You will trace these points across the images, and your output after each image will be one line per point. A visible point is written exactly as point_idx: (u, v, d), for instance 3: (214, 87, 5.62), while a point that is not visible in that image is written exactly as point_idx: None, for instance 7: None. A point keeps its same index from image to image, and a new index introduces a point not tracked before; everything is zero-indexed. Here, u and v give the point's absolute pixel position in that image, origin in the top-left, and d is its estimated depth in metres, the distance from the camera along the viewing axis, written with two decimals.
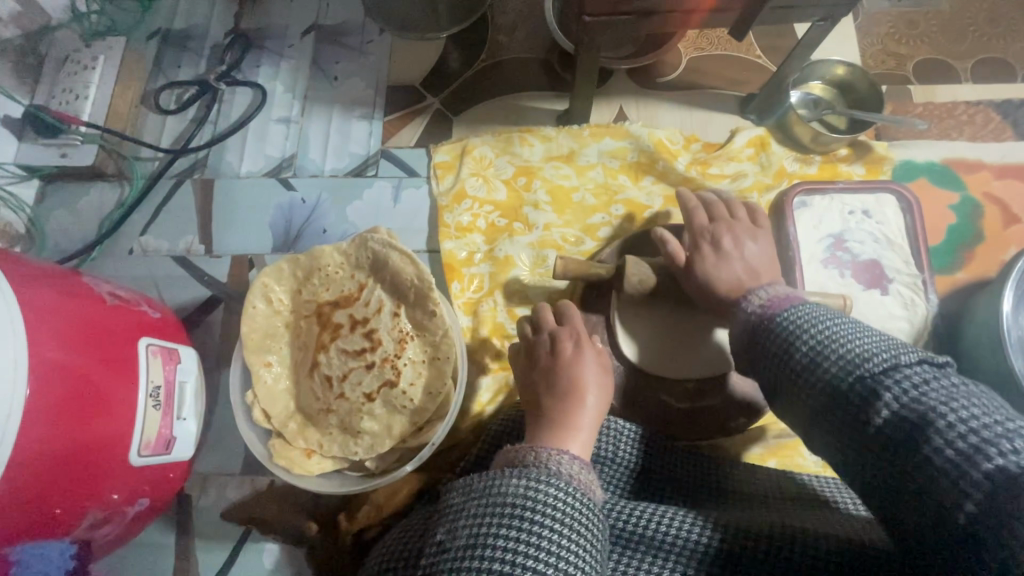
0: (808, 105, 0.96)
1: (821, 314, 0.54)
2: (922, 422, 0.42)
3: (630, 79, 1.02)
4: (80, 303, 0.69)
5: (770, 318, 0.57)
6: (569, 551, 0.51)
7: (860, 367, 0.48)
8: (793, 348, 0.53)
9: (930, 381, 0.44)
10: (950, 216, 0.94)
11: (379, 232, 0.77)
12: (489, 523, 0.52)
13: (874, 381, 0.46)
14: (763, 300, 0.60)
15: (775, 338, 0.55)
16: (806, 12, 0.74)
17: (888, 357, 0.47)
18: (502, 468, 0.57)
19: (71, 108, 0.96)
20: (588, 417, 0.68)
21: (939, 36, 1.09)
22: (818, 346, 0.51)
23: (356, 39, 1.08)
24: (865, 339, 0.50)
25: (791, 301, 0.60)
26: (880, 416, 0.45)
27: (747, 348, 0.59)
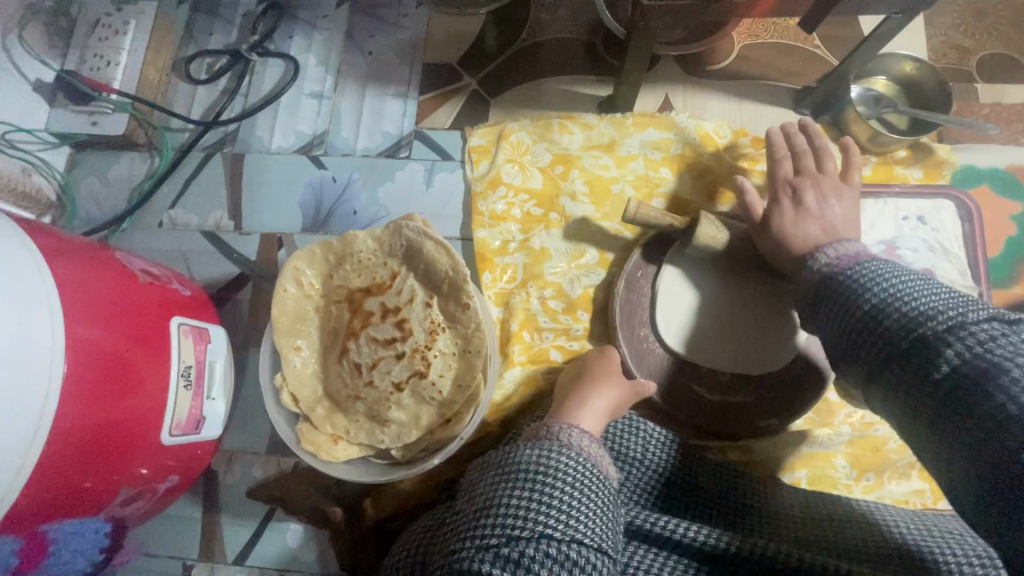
0: (868, 102, 0.90)
1: (891, 268, 0.53)
2: (986, 370, 0.41)
3: (678, 66, 0.97)
4: (112, 280, 0.67)
5: (846, 266, 0.56)
6: (576, 513, 0.54)
7: (922, 326, 0.46)
8: (865, 291, 0.52)
9: (1001, 338, 0.42)
10: (1011, 226, 0.89)
11: (415, 219, 0.75)
12: (501, 487, 0.57)
13: (937, 338, 0.44)
14: (837, 250, 0.60)
15: (848, 285, 0.54)
16: (883, 4, 0.68)
17: (950, 313, 0.45)
18: (519, 443, 0.63)
19: (102, 75, 0.94)
20: (602, 400, 0.71)
21: (1011, 31, 1.02)
22: (894, 295, 0.49)
23: (392, 11, 1.04)
24: (928, 299, 0.47)
25: (855, 251, 0.59)
26: (945, 359, 0.43)
27: (817, 288, 0.58)
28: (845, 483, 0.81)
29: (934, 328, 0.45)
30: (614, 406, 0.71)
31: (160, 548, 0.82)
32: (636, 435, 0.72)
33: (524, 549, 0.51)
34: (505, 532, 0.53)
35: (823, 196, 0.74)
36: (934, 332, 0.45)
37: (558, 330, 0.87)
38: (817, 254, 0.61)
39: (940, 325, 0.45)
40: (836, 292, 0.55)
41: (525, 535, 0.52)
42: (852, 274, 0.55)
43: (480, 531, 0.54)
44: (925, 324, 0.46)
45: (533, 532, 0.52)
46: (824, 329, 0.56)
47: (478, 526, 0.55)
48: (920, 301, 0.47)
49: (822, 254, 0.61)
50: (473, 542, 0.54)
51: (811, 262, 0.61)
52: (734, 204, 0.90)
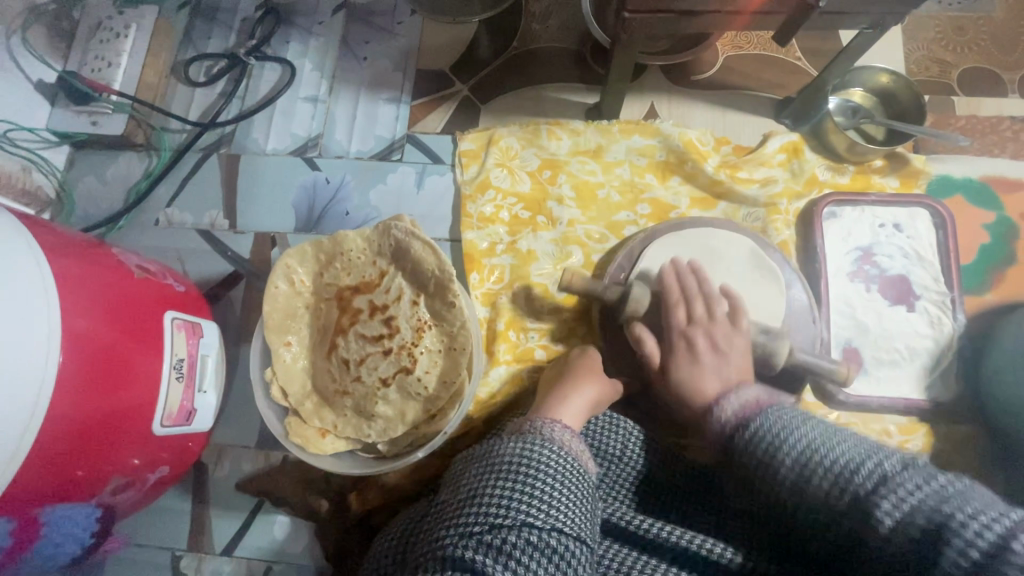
0: (847, 112, 0.93)
1: (795, 419, 0.55)
2: (935, 528, 0.41)
3: (663, 75, 1.00)
4: (108, 275, 0.69)
5: (745, 426, 0.57)
6: (556, 504, 0.56)
7: (852, 482, 0.47)
8: (781, 454, 0.52)
9: (923, 487, 0.43)
10: (984, 235, 0.92)
11: (403, 221, 0.77)
12: (487, 478, 0.59)
13: (867, 495, 0.45)
14: (733, 404, 0.61)
15: (760, 443, 0.55)
16: (855, 20, 0.71)
17: (874, 468, 0.46)
18: (504, 436, 0.66)
19: (102, 76, 0.96)
20: (581, 398, 0.73)
21: (988, 45, 1.05)
22: (802, 467, 0.51)
23: (387, 19, 1.07)
24: (845, 446, 0.50)
25: (754, 401, 0.60)
26: (885, 526, 0.43)
27: (728, 444, 0.59)
28: None
29: (857, 492, 0.46)
30: (592, 402, 0.73)
31: (148, 539, 0.83)
32: (615, 432, 0.73)
33: (506, 536, 0.53)
34: (489, 519, 0.55)
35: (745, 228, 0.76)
36: (855, 496, 0.46)
37: (543, 330, 0.89)
38: (717, 409, 0.62)
39: (864, 483, 0.46)
40: (748, 459, 0.56)
41: (507, 524, 0.54)
42: (751, 440, 0.56)
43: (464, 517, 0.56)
44: (848, 488, 0.47)
45: (516, 520, 0.54)
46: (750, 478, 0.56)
47: (462, 515, 0.57)
48: (835, 454, 0.49)
49: (721, 406, 0.62)
50: (456, 530, 0.56)
51: (712, 421, 0.62)
52: (716, 209, 0.93)
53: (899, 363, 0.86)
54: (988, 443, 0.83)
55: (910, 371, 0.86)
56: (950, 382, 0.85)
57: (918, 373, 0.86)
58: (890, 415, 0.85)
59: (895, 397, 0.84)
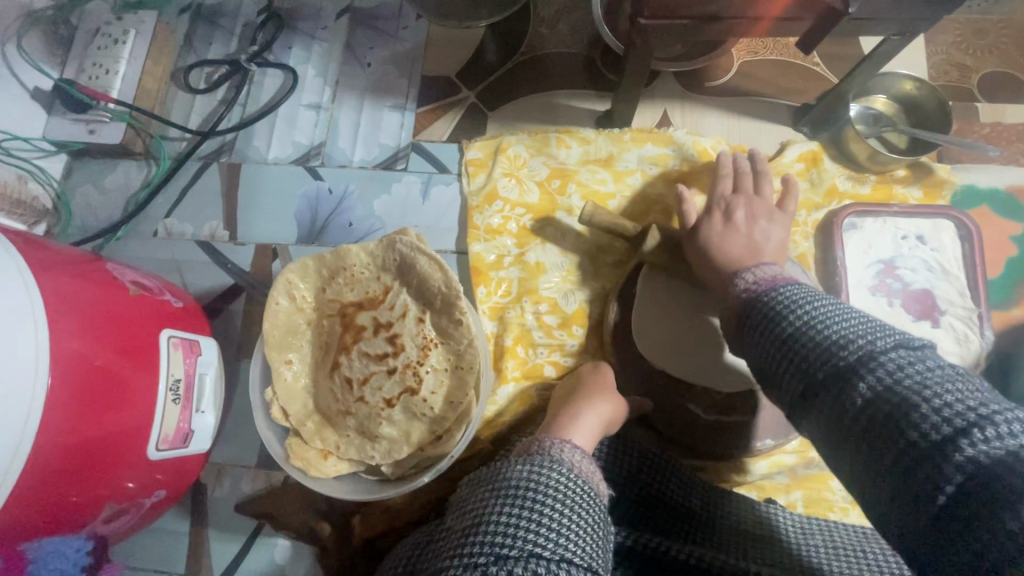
0: (867, 120, 0.90)
1: (814, 295, 0.50)
2: (901, 405, 0.39)
3: (677, 81, 0.97)
4: (102, 293, 0.67)
5: (768, 290, 0.55)
6: (566, 532, 0.53)
7: (838, 356, 0.44)
8: (785, 316, 0.50)
9: (909, 367, 0.40)
10: (1011, 248, 0.88)
11: (408, 234, 0.74)
12: (492, 506, 0.55)
13: (852, 366, 0.42)
14: (758, 276, 0.58)
15: (771, 309, 0.52)
16: (882, 26, 0.68)
17: (863, 344, 0.43)
18: (511, 459, 0.62)
19: (101, 83, 0.94)
20: (594, 418, 0.69)
21: (1013, 50, 1.01)
22: (801, 327, 0.48)
23: (392, 23, 1.04)
24: (844, 323, 0.46)
25: (779, 274, 0.57)
26: (861, 396, 0.41)
27: (744, 309, 0.55)
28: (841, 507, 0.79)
29: (846, 356, 0.43)
30: (604, 422, 0.70)
31: (145, 563, 0.81)
32: (628, 454, 0.70)
33: (512, 568, 0.49)
34: (494, 550, 0.51)
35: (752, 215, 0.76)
36: (845, 359, 0.43)
37: (552, 346, 0.86)
38: (741, 276, 0.60)
39: (855, 352, 0.43)
40: (760, 316, 0.53)
41: (513, 554, 0.50)
42: (772, 300, 0.52)
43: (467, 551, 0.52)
44: (841, 351, 0.44)
45: (522, 551, 0.50)
46: (753, 351, 0.53)
47: (466, 546, 0.53)
48: (832, 328, 0.46)
49: (741, 279, 0.59)
50: (460, 563, 0.52)
51: (735, 285, 0.60)
52: None
53: None
54: None
55: None
56: None
57: None
58: None
59: None
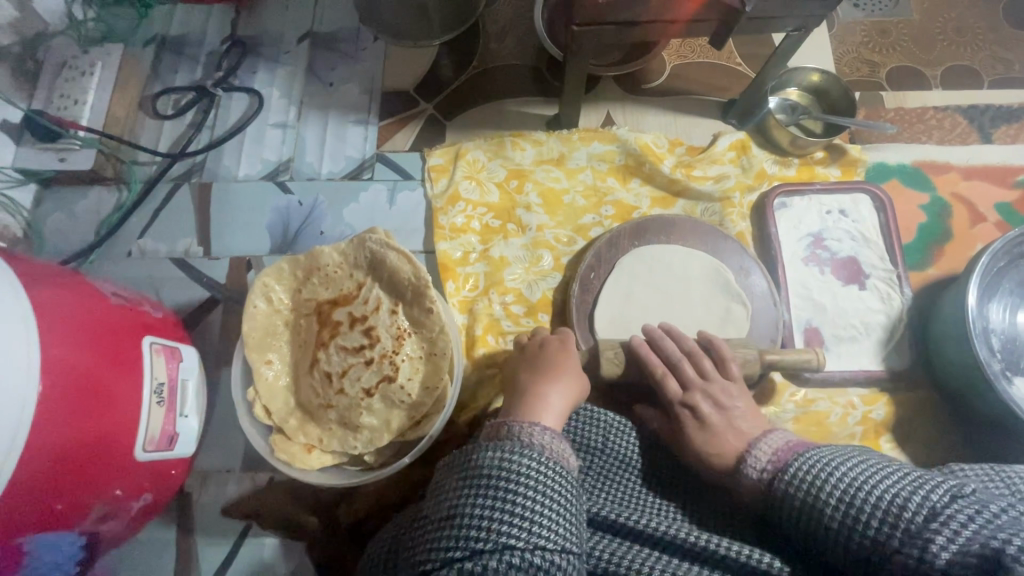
0: (786, 110, 1.01)
1: (832, 459, 0.59)
2: (988, 564, 0.43)
3: (617, 85, 1.06)
4: (83, 303, 0.70)
5: (781, 475, 0.61)
6: (540, 519, 0.56)
7: (890, 526, 0.51)
8: (822, 508, 0.56)
9: (973, 518, 0.46)
10: (922, 215, 0.99)
11: (377, 233, 0.80)
12: (465, 496, 0.57)
13: (918, 533, 0.48)
14: (763, 455, 0.65)
15: (800, 484, 0.59)
16: (782, 23, 0.78)
17: (922, 503, 0.50)
18: (480, 444, 0.63)
19: (69, 114, 0.99)
20: (561, 385, 0.72)
21: (909, 45, 1.15)
22: (850, 519, 0.54)
23: (351, 46, 1.11)
24: (886, 484, 0.53)
25: (786, 449, 0.64)
26: (941, 560, 0.46)
27: (766, 498, 0.62)
28: None
29: (908, 527, 0.49)
30: (569, 390, 0.72)
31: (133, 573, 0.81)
32: (597, 424, 0.75)
33: (488, 561, 0.53)
34: (471, 544, 0.54)
35: (716, 405, 0.73)
36: (907, 532, 0.49)
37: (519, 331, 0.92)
38: (748, 462, 0.65)
39: (914, 518, 0.49)
40: (789, 505, 0.59)
41: (489, 548, 0.53)
42: (793, 485, 0.59)
43: (445, 540, 0.55)
44: (899, 523, 0.50)
45: (497, 543, 0.54)
46: (788, 520, 0.59)
47: (443, 536, 0.56)
48: (877, 497, 0.53)
49: (753, 461, 0.65)
50: (437, 553, 0.55)
51: (745, 475, 0.65)
52: (675, 207, 0.98)
53: (857, 339, 0.92)
54: (944, 406, 0.89)
55: (867, 345, 0.91)
56: (904, 353, 0.90)
57: (874, 347, 0.91)
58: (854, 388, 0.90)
59: (855, 370, 0.90)
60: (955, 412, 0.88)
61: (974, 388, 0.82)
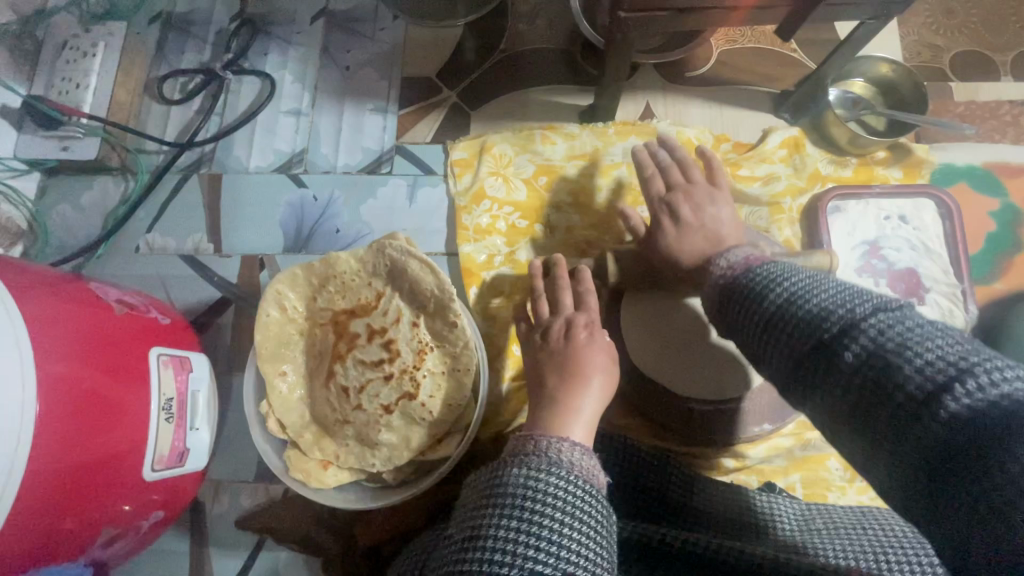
0: (846, 104, 0.92)
1: (784, 269, 0.50)
2: (884, 362, 0.39)
3: (657, 73, 0.97)
4: (84, 315, 0.65)
5: (745, 273, 0.53)
6: (570, 545, 0.50)
7: (821, 327, 0.43)
8: (767, 293, 0.48)
9: (888, 330, 0.40)
10: (991, 223, 0.91)
11: (398, 239, 0.74)
12: (486, 516, 0.52)
13: (841, 334, 0.41)
14: (735, 257, 0.58)
15: (749, 289, 0.51)
16: (857, 11, 0.69)
17: (845, 307, 0.42)
18: (503, 460, 0.58)
19: (71, 98, 0.94)
20: (589, 397, 0.65)
21: (980, 28, 1.03)
22: (790, 296, 0.46)
23: (368, 25, 1.02)
24: (828, 287, 0.45)
25: (746, 261, 0.55)
26: (849, 358, 0.40)
27: (721, 306, 0.54)
28: (839, 486, 0.81)
29: (837, 322, 0.42)
30: (601, 400, 0.65)
31: None
32: (618, 454, 0.70)
33: None
34: (493, 568, 0.48)
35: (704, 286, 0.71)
36: (831, 331, 0.42)
37: None
38: (719, 264, 0.58)
39: (846, 314, 0.42)
40: (742, 299, 0.51)
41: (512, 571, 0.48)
42: (756, 278, 0.51)
43: (464, 563, 0.50)
44: (830, 317, 0.43)
45: (519, 567, 0.48)
46: (740, 328, 0.50)
47: (464, 560, 0.50)
48: (816, 295, 0.45)
49: (718, 267, 0.58)
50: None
51: (713, 274, 0.58)
52: None
53: None
54: None
55: None
56: None
57: None
58: None
59: None
60: None
61: None
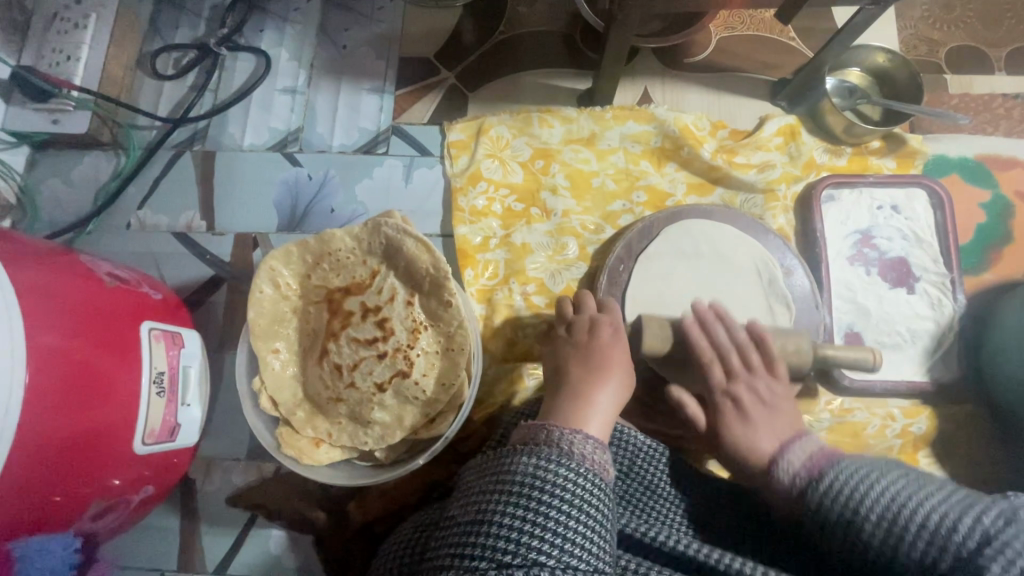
0: (843, 93, 0.92)
1: (869, 473, 0.54)
2: (980, 567, 0.42)
3: (656, 58, 0.97)
4: (76, 287, 0.65)
5: (817, 480, 0.57)
6: (575, 536, 0.51)
7: (932, 561, 0.46)
8: (858, 514, 0.52)
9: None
10: (981, 214, 0.92)
11: (393, 217, 0.74)
12: (491, 504, 0.53)
13: (968, 557, 0.43)
14: (797, 460, 0.62)
15: (837, 494, 0.54)
16: None
17: (969, 521, 0.45)
18: (512, 447, 0.58)
19: (62, 71, 0.91)
20: (608, 389, 0.66)
21: (974, 22, 1.04)
22: (885, 518, 0.50)
23: (366, 4, 1.01)
24: (927, 501, 0.48)
25: (822, 456, 0.61)
26: None
27: (796, 501, 0.59)
28: None
29: (953, 548, 0.44)
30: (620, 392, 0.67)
31: (136, 560, 0.79)
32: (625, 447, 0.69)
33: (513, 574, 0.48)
34: (496, 556, 0.49)
35: None
36: (953, 555, 0.44)
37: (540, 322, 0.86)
38: (782, 465, 0.63)
39: (957, 535, 0.45)
40: (820, 513, 0.55)
41: (515, 561, 0.49)
42: (830, 490, 0.55)
43: (468, 548, 0.51)
44: (944, 543, 0.45)
45: (526, 558, 0.49)
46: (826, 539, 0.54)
47: (467, 545, 0.51)
48: (921, 512, 0.48)
49: (789, 461, 0.63)
50: (459, 561, 0.51)
51: (778, 477, 0.62)
52: (713, 195, 0.91)
53: (902, 346, 0.85)
54: (989, 422, 0.83)
55: (913, 354, 0.85)
56: (952, 364, 0.85)
57: (920, 356, 0.85)
58: (894, 400, 0.84)
59: (898, 381, 0.84)
60: (1002, 428, 0.83)
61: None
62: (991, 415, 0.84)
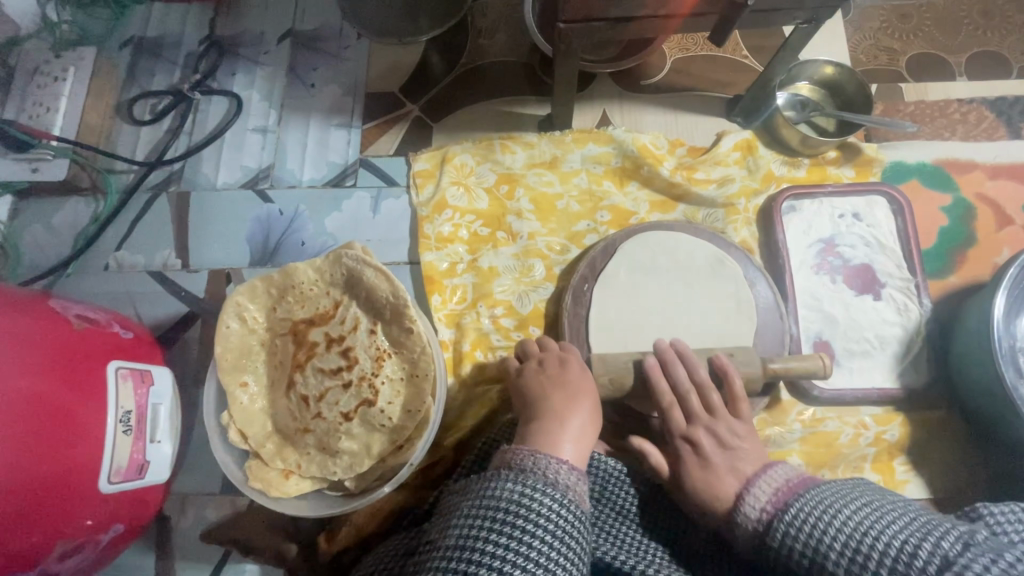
0: (795, 106, 0.94)
1: None
2: None
3: (614, 83, 1.00)
4: (42, 328, 0.66)
5: None
6: (551, 561, 0.53)
7: None
8: None
9: None
10: (943, 218, 0.92)
11: (354, 248, 0.76)
12: (475, 529, 0.54)
13: None
14: None
15: None
16: (789, 16, 0.72)
17: None
18: (497, 469, 0.59)
19: (42, 122, 0.98)
20: (574, 400, 0.69)
21: (931, 30, 1.06)
22: None
23: (334, 44, 1.05)
24: None
25: None
26: None
27: None
28: None
29: None
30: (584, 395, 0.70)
31: None
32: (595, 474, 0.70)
33: None
34: None
35: None
36: None
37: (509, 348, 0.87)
38: None
39: None
40: None
41: None
42: None
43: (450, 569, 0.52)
44: None
45: None
46: None
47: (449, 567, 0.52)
48: None
49: None
50: None
51: None
52: (675, 212, 0.92)
53: (871, 354, 0.85)
54: (962, 427, 0.83)
55: (883, 361, 0.85)
56: (922, 369, 0.84)
57: (891, 363, 0.85)
58: (865, 407, 0.84)
59: (869, 388, 0.83)
60: (976, 431, 0.82)
61: (996, 413, 0.76)
62: (964, 420, 0.83)
